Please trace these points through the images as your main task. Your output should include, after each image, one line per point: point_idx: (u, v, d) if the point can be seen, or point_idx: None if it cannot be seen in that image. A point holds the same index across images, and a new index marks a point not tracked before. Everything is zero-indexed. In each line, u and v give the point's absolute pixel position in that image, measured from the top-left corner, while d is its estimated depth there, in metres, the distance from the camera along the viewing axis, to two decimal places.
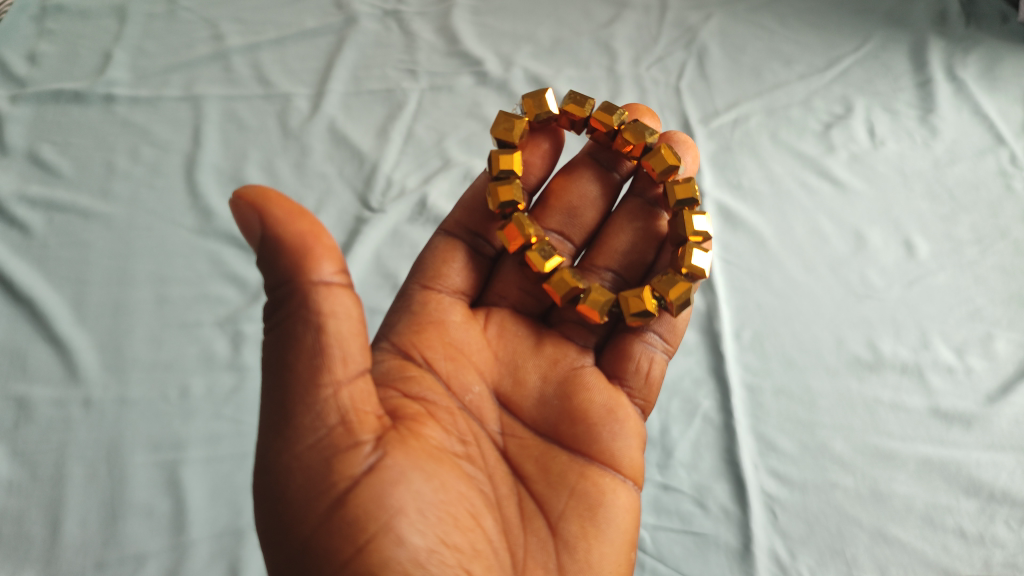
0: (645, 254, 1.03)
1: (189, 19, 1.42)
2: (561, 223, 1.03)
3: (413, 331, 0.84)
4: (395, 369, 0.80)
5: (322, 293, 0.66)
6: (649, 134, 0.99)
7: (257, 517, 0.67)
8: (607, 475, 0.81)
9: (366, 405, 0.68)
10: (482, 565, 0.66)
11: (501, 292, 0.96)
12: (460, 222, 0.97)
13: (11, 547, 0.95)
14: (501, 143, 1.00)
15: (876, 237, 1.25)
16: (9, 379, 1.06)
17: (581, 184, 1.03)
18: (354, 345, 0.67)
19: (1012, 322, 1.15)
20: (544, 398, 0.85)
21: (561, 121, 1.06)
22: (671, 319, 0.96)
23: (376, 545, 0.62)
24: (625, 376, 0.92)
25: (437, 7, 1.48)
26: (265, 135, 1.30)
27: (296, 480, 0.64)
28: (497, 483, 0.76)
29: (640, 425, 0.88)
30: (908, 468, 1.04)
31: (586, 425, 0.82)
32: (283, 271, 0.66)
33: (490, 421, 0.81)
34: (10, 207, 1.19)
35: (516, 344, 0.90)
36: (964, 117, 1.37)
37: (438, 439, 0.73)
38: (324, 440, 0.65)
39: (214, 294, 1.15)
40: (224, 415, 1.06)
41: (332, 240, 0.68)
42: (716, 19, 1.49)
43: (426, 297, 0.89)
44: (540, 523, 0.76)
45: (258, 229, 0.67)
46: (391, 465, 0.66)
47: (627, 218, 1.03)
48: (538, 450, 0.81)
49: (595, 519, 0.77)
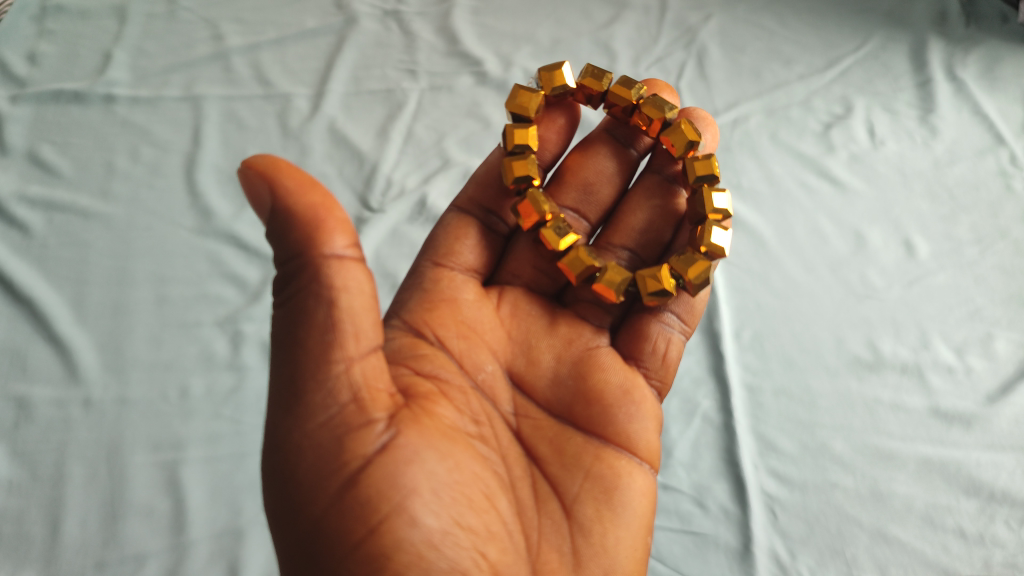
0: (663, 232, 1.03)
1: (189, 19, 1.42)
2: (576, 200, 1.03)
3: (426, 309, 0.84)
4: (407, 346, 0.80)
5: (334, 267, 0.66)
6: (668, 109, 1.00)
7: (266, 497, 0.67)
8: (623, 458, 0.81)
9: (379, 382, 0.68)
10: (496, 547, 0.66)
11: (515, 271, 0.96)
12: (473, 199, 0.97)
13: (11, 547, 0.95)
14: (516, 117, 1.00)
15: (876, 237, 1.25)
16: (9, 379, 1.06)
17: (596, 160, 1.03)
18: (366, 320, 0.67)
19: (1012, 322, 1.15)
20: (558, 378, 0.85)
21: (577, 97, 1.06)
22: (688, 299, 0.96)
23: (388, 525, 0.62)
24: (642, 356, 0.92)
25: (437, 7, 1.48)
26: (265, 135, 1.31)
27: (307, 460, 0.64)
28: (511, 464, 0.76)
29: (657, 407, 0.88)
30: (908, 469, 1.04)
31: (601, 407, 0.82)
32: (293, 244, 0.66)
33: (503, 402, 0.81)
34: (10, 208, 1.19)
35: (529, 323, 0.90)
36: (964, 116, 1.37)
37: (451, 418, 0.73)
38: (335, 418, 0.65)
39: (214, 294, 1.15)
40: (223, 415, 1.06)
41: (344, 214, 0.68)
42: (716, 19, 1.49)
43: (438, 275, 0.89)
44: (554, 506, 0.76)
45: (268, 201, 0.67)
46: (404, 444, 0.66)
47: (644, 195, 1.03)
48: (552, 431, 0.81)
49: (611, 503, 0.77)
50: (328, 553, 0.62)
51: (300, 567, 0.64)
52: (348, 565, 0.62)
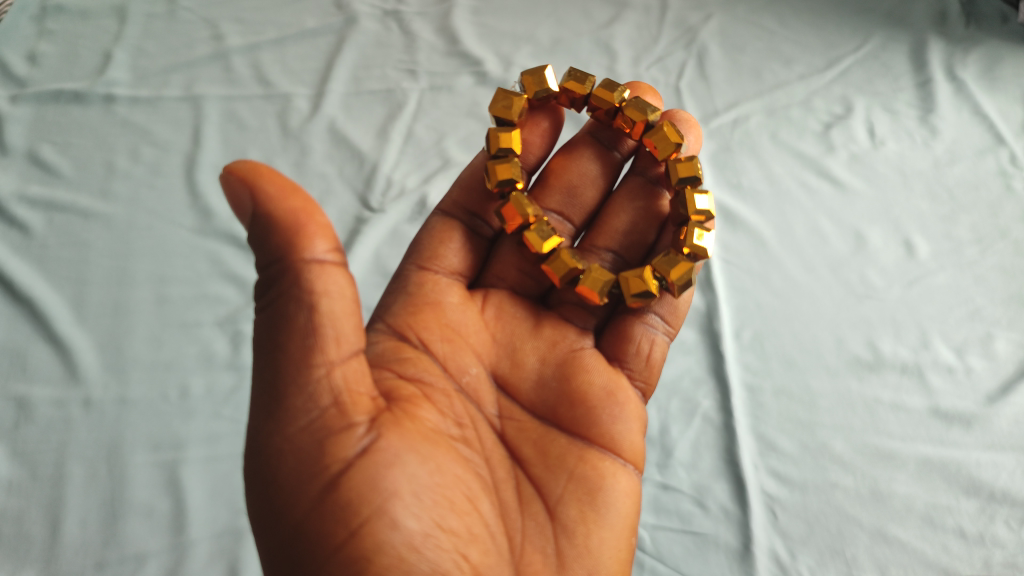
0: (646, 234, 1.03)
1: (189, 19, 1.42)
2: (561, 203, 1.03)
3: (409, 312, 0.84)
4: (391, 350, 0.80)
5: (314, 272, 0.66)
6: (651, 110, 1.00)
7: (249, 500, 0.67)
8: (607, 459, 0.81)
9: (360, 385, 0.68)
10: (478, 549, 0.66)
11: (499, 274, 0.96)
12: (458, 203, 0.97)
13: (11, 547, 0.95)
14: (500, 121, 1.00)
15: (876, 236, 1.25)
16: (9, 379, 1.06)
17: (581, 163, 1.03)
18: (347, 324, 0.67)
19: (1012, 322, 1.15)
20: (542, 380, 0.85)
21: (561, 100, 1.06)
22: (672, 300, 0.96)
23: (369, 528, 0.62)
24: (626, 358, 0.92)
25: (437, 7, 1.48)
26: (265, 135, 1.30)
27: (288, 463, 0.64)
28: (494, 467, 0.76)
29: (642, 408, 0.88)
30: (908, 468, 1.04)
31: (585, 408, 0.82)
32: (274, 248, 0.66)
33: (488, 404, 0.81)
34: (10, 208, 1.19)
35: (514, 326, 0.90)
36: (964, 116, 1.37)
37: (434, 421, 0.73)
38: (316, 422, 0.65)
39: (214, 294, 1.15)
40: (223, 415, 1.06)
41: (325, 218, 0.68)
42: (715, 19, 1.49)
43: (422, 278, 0.89)
44: (538, 507, 0.76)
45: (249, 206, 0.67)
46: (386, 447, 0.66)
47: (627, 197, 1.03)
48: (537, 433, 0.81)
49: (595, 503, 0.77)
50: (309, 556, 0.62)
51: (282, 570, 0.64)
52: (330, 568, 0.62)
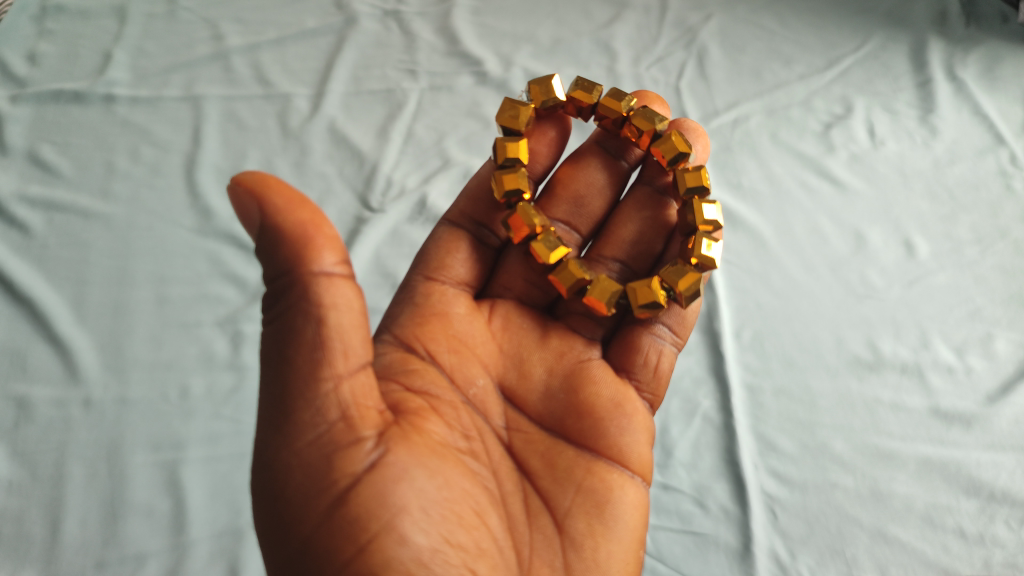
0: (654, 244, 1.03)
1: (189, 19, 1.42)
2: (568, 213, 1.03)
3: (417, 323, 0.84)
4: (398, 362, 0.80)
5: (323, 285, 0.65)
6: (658, 120, 0.99)
7: (256, 514, 0.67)
8: (615, 471, 0.81)
9: (368, 399, 0.68)
10: (486, 564, 0.66)
11: (507, 284, 0.96)
12: (464, 213, 0.97)
13: (11, 548, 0.95)
14: (507, 131, 1.00)
15: (877, 237, 1.25)
16: (9, 379, 1.05)
17: (587, 172, 1.03)
18: (355, 338, 0.67)
19: (1012, 322, 1.15)
20: (549, 392, 0.85)
21: (568, 109, 1.06)
22: (679, 310, 0.96)
23: (378, 544, 0.62)
24: (633, 368, 0.92)
25: (437, 7, 1.48)
26: (264, 135, 1.30)
27: (296, 478, 0.64)
28: (501, 479, 0.76)
29: (649, 420, 0.88)
30: (908, 469, 1.04)
31: (592, 420, 0.82)
32: (282, 261, 0.66)
33: (495, 416, 0.81)
34: (10, 207, 1.19)
35: (520, 336, 0.90)
36: (964, 116, 1.37)
37: (440, 434, 0.73)
38: (324, 436, 0.65)
39: (214, 294, 1.15)
40: (224, 415, 1.06)
41: (333, 230, 0.68)
42: (715, 19, 1.49)
43: (429, 288, 0.89)
44: (545, 520, 0.75)
45: (257, 218, 0.67)
46: (393, 462, 0.66)
47: (635, 207, 1.03)
48: (544, 445, 0.81)
49: (602, 516, 0.77)
50: (317, 571, 0.62)
51: None
52: None
